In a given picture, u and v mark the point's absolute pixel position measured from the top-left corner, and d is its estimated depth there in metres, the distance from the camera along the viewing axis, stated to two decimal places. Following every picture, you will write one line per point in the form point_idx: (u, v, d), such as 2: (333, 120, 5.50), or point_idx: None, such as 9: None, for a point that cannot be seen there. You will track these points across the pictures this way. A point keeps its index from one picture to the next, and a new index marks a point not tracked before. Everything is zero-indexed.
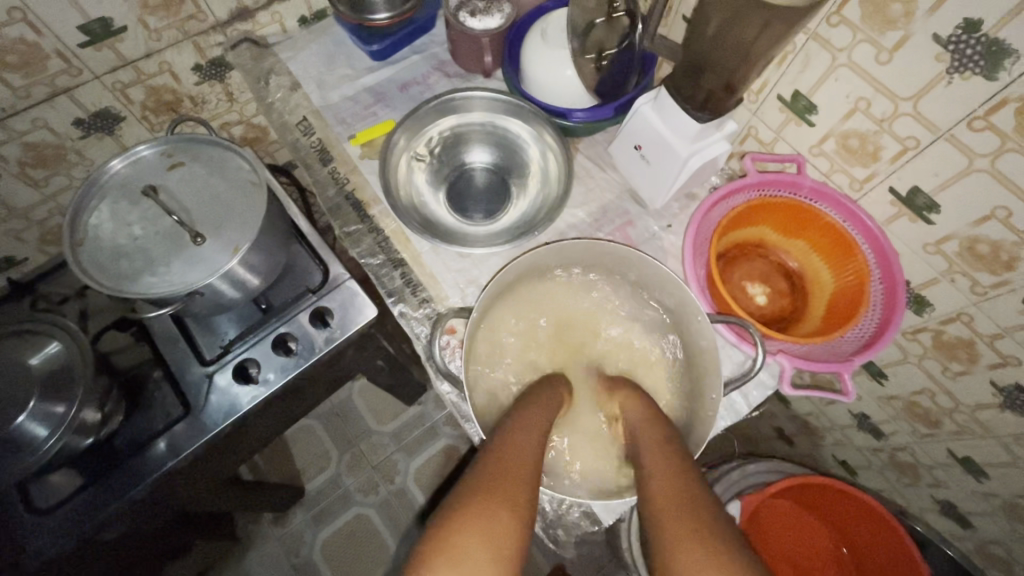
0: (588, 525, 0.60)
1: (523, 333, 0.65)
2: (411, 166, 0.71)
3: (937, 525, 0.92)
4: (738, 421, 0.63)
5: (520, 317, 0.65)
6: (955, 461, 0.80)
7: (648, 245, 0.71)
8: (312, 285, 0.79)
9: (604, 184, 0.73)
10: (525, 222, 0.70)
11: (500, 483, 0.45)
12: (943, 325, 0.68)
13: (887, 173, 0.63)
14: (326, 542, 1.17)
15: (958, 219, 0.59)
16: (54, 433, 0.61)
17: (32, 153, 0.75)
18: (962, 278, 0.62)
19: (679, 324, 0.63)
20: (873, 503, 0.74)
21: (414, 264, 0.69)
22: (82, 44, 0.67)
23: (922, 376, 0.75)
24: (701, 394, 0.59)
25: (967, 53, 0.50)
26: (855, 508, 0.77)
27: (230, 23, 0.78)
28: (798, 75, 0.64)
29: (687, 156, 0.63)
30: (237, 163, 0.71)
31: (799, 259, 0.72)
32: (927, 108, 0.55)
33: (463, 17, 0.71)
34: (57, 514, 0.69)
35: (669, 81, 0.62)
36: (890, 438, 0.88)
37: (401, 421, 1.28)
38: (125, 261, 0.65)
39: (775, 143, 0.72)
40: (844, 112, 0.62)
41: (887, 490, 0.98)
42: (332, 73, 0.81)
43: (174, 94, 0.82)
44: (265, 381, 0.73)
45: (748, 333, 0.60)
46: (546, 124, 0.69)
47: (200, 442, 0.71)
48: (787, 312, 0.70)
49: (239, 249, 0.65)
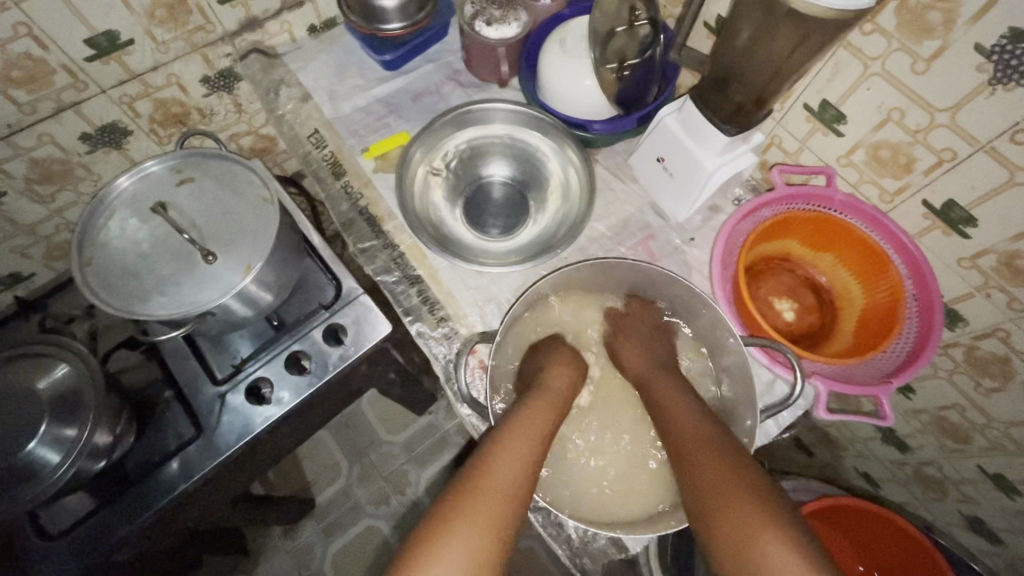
0: (616, 553, 0.59)
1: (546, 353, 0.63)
2: (427, 180, 0.69)
3: (964, 539, 0.90)
4: (769, 444, 0.61)
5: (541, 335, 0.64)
6: (985, 477, 0.77)
7: (670, 259, 0.69)
8: (324, 301, 0.77)
9: (624, 197, 0.71)
10: (545, 237, 0.68)
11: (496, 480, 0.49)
12: (976, 341, 0.66)
13: (920, 185, 0.61)
14: (338, 555, 1.16)
15: (996, 234, 0.57)
16: (64, 460, 0.59)
17: (38, 169, 0.73)
18: (998, 293, 0.60)
19: (708, 344, 0.61)
20: (913, 527, 0.72)
21: (431, 281, 0.67)
22: (88, 58, 0.66)
23: (953, 391, 0.73)
24: (733, 421, 0.57)
25: (1011, 64, 0.48)
26: (895, 532, 0.75)
27: (239, 33, 0.76)
28: (827, 84, 0.62)
29: (713, 169, 0.61)
30: (248, 178, 0.69)
31: (827, 273, 0.70)
32: (966, 119, 0.53)
33: (479, 26, 0.69)
34: (69, 538, 0.67)
35: (695, 92, 0.60)
36: (916, 451, 0.86)
37: (412, 431, 1.26)
38: (135, 281, 0.63)
39: (800, 153, 0.70)
40: (876, 122, 0.60)
41: (910, 503, 0.96)
42: (343, 83, 0.78)
43: (182, 107, 0.80)
44: (278, 401, 0.71)
45: (780, 354, 0.58)
46: (566, 137, 0.67)
47: (213, 464, 0.69)
48: (815, 328, 0.68)
49: (252, 267, 0.63)
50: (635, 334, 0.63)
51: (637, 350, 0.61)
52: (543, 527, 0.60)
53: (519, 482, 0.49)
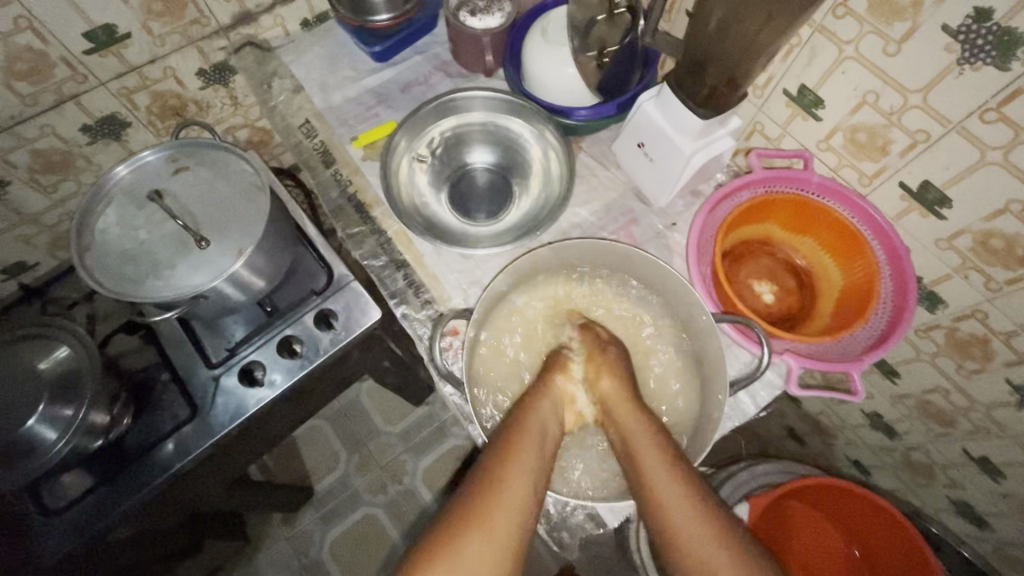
0: (593, 527, 0.60)
1: (526, 335, 0.65)
2: (413, 168, 0.71)
3: (953, 525, 0.90)
4: (745, 422, 0.62)
5: (520, 315, 0.65)
6: (972, 462, 0.78)
7: (652, 243, 0.70)
8: (317, 287, 0.79)
9: (607, 183, 0.73)
10: (529, 221, 0.69)
11: (494, 499, 0.48)
12: (957, 322, 0.66)
13: (896, 167, 0.61)
14: (337, 542, 1.18)
15: (971, 213, 0.57)
16: (62, 437, 0.61)
17: (40, 160, 0.76)
18: (975, 273, 0.61)
19: (686, 324, 0.62)
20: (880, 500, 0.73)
21: (417, 264, 0.68)
22: (87, 51, 0.68)
23: (936, 374, 0.73)
24: (707, 397, 0.58)
25: (978, 43, 0.49)
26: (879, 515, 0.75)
27: (233, 27, 0.78)
28: (804, 68, 0.63)
29: (691, 152, 0.63)
30: (240, 167, 0.71)
31: (806, 256, 0.71)
32: (937, 100, 0.54)
33: (463, 16, 0.71)
34: (69, 514, 0.70)
35: (672, 78, 0.61)
36: (904, 437, 0.86)
37: (409, 422, 1.28)
38: (132, 266, 0.65)
39: (781, 138, 0.71)
40: (852, 105, 0.61)
41: (900, 490, 0.96)
42: (334, 74, 0.80)
43: (179, 99, 0.82)
44: (271, 383, 0.73)
45: (753, 332, 0.59)
46: (547, 122, 0.68)
47: (209, 442, 0.71)
48: (794, 309, 0.69)
49: (244, 251, 0.65)
50: (606, 362, 0.59)
51: (609, 377, 0.58)
52: None
53: (518, 504, 0.48)
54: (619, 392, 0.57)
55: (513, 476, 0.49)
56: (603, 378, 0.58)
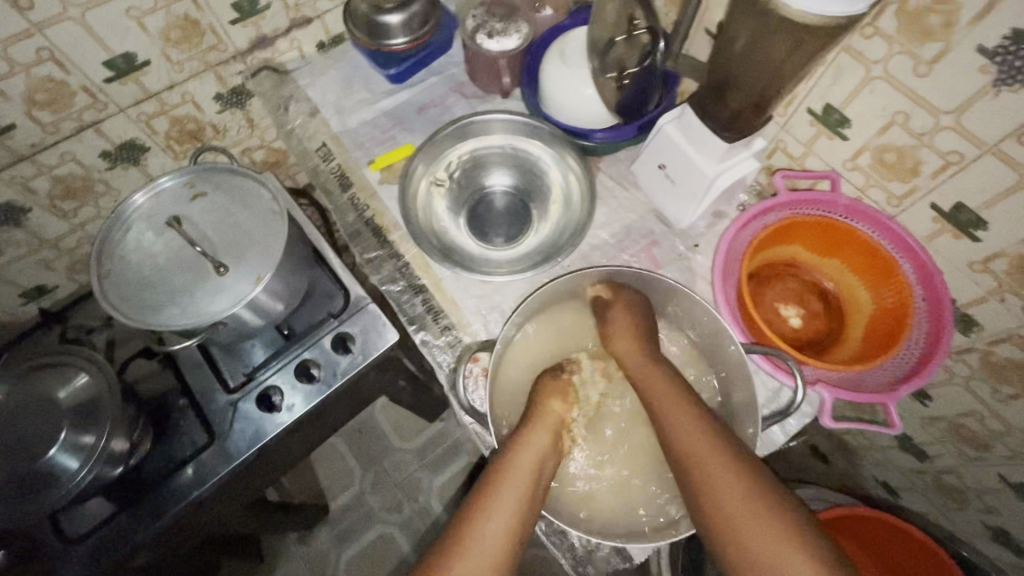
0: (619, 561, 0.59)
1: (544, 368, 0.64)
2: (431, 192, 0.70)
3: (988, 551, 0.87)
4: (774, 451, 0.61)
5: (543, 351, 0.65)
6: (1008, 487, 0.75)
7: (674, 265, 0.69)
8: (333, 310, 0.78)
9: (628, 204, 0.71)
10: (548, 246, 0.68)
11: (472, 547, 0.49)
12: (992, 346, 0.64)
13: (928, 188, 0.60)
14: (352, 561, 1.17)
15: (1007, 236, 0.55)
16: (84, 465, 0.61)
17: (60, 186, 0.76)
18: (1012, 297, 0.59)
19: (715, 352, 0.61)
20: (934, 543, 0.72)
21: (435, 289, 0.68)
22: (107, 79, 0.68)
23: (969, 398, 0.71)
24: (737, 427, 0.57)
25: (1016, 65, 0.47)
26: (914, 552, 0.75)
27: (250, 51, 0.78)
28: (830, 88, 0.61)
29: (715, 175, 0.61)
30: (258, 192, 0.71)
31: (833, 278, 0.69)
32: (971, 121, 0.52)
33: (481, 38, 0.70)
34: (89, 541, 0.69)
35: (694, 100, 0.60)
36: (935, 460, 0.84)
37: (423, 438, 1.27)
38: (151, 293, 0.65)
39: (805, 157, 0.70)
40: (880, 125, 0.59)
41: (931, 513, 0.93)
42: (350, 97, 0.80)
43: (197, 123, 0.83)
44: (289, 408, 0.73)
45: (784, 363, 0.57)
46: (568, 146, 0.68)
47: (227, 468, 0.71)
48: (822, 333, 0.68)
49: (262, 278, 0.65)
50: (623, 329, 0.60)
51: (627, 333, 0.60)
52: (545, 534, 0.60)
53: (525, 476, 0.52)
54: (632, 351, 0.59)
55: (524, 455, 0.53)
56: (618, 334, 0.60)
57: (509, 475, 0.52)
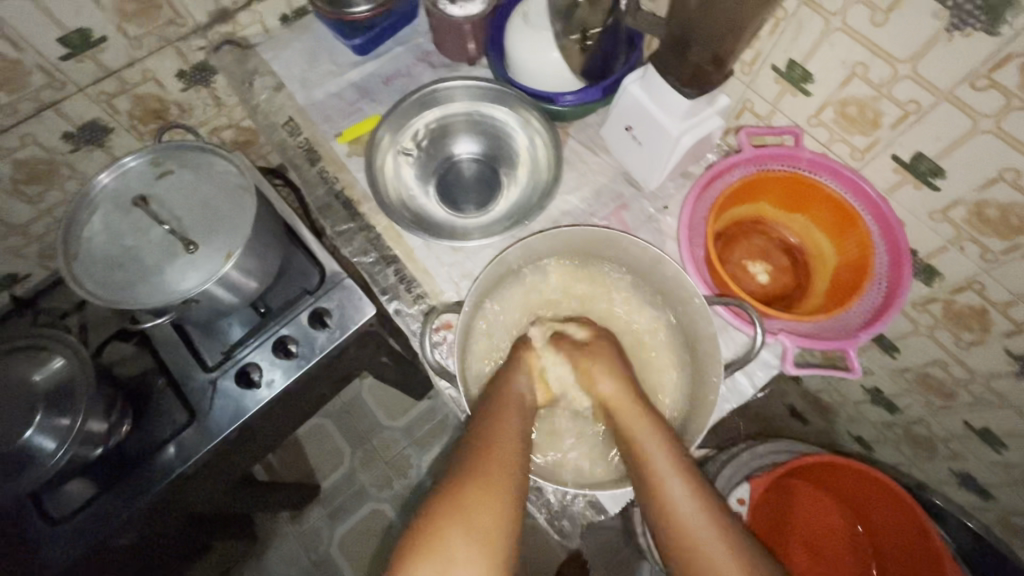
0: (593, 515, 0.61)
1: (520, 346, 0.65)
2: (398, 162, 0.70)
3: (957, 497, 0.90)
4: (742, 403, 0.63)
5: (503, 327, 0.65)
6: (973, 434, 0.78)
7: (644, 228, 0.69)
8: (309, 286, 0.78)
9: (597, 168, 0.72)
10: (519, 208, 0.68)
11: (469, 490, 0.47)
12: (953, 295, 0.65)
13: (889, 139, 0.60)
14: (345, 537, 1.19)
15: (964, 184, 0.56)
16: (61, 446, 0.61)
17: (24, 169, 0.75)
18: (970, 245, 0.60)
19: (679, 306, 0.63)
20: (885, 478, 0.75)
21: (407, 259, 0.68)
22: (63, 57, 0.67)
23: (934, 347, 0.72)
24: (706, 377, 0.59)
25: (966, 9, 0.47)
26: (875, 490, 0.78)
27: (210, 26, 0.77)
28: (792, 42, 0.61)
29: (679, 135, 0.62)
30: (226, 169, 0.70)
31: (799, 233, 0.71)
32: (926, 70, 0.53)
33: (443, 3, 0.69)
34: (73, 522, 0.70)
35: (656, 58, 0.60)
36: (904, 411, 0.86)
37: (411, 416, 1.28)
38: (120, 273, 0.64)
39: (771, 116, 0.70)
40: (840, 79, 0.60)
41: (902, 464, 0.97)
42: (315, 69, 0.79)
43: (160, 102, 0.82)
44: (269, 383, 0.73)
45: (746, 313, 0.59)
46: (531, 107, 0.68)
47: (210, 445, 0.71)
48: (789, 289, 0.70)
49: (232, 254, 0.65)
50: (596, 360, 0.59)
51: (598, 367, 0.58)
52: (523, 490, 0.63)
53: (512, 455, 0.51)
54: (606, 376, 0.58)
55: (508, 437, 0.52)
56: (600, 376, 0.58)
57: (499, 448, 0.50)
